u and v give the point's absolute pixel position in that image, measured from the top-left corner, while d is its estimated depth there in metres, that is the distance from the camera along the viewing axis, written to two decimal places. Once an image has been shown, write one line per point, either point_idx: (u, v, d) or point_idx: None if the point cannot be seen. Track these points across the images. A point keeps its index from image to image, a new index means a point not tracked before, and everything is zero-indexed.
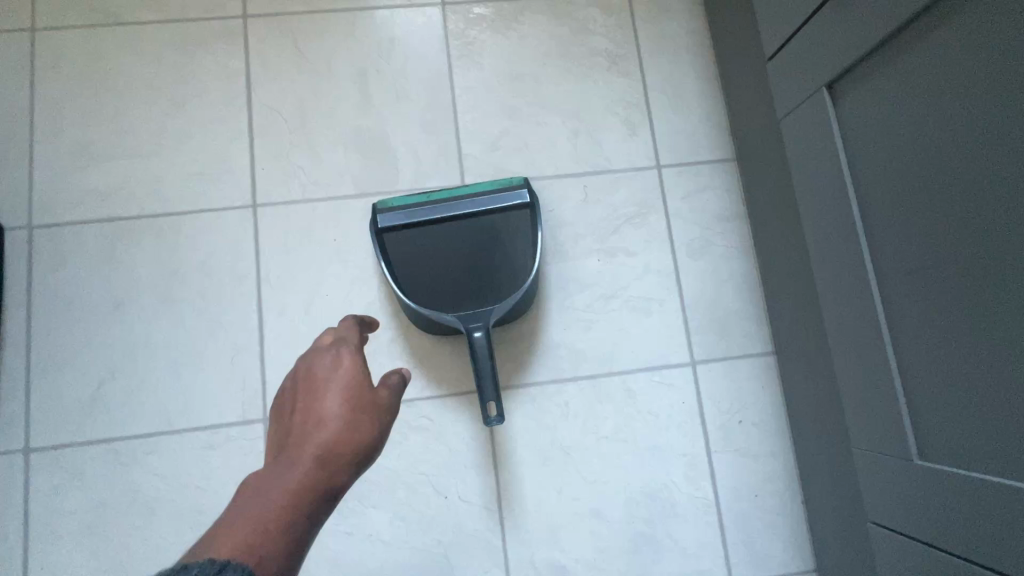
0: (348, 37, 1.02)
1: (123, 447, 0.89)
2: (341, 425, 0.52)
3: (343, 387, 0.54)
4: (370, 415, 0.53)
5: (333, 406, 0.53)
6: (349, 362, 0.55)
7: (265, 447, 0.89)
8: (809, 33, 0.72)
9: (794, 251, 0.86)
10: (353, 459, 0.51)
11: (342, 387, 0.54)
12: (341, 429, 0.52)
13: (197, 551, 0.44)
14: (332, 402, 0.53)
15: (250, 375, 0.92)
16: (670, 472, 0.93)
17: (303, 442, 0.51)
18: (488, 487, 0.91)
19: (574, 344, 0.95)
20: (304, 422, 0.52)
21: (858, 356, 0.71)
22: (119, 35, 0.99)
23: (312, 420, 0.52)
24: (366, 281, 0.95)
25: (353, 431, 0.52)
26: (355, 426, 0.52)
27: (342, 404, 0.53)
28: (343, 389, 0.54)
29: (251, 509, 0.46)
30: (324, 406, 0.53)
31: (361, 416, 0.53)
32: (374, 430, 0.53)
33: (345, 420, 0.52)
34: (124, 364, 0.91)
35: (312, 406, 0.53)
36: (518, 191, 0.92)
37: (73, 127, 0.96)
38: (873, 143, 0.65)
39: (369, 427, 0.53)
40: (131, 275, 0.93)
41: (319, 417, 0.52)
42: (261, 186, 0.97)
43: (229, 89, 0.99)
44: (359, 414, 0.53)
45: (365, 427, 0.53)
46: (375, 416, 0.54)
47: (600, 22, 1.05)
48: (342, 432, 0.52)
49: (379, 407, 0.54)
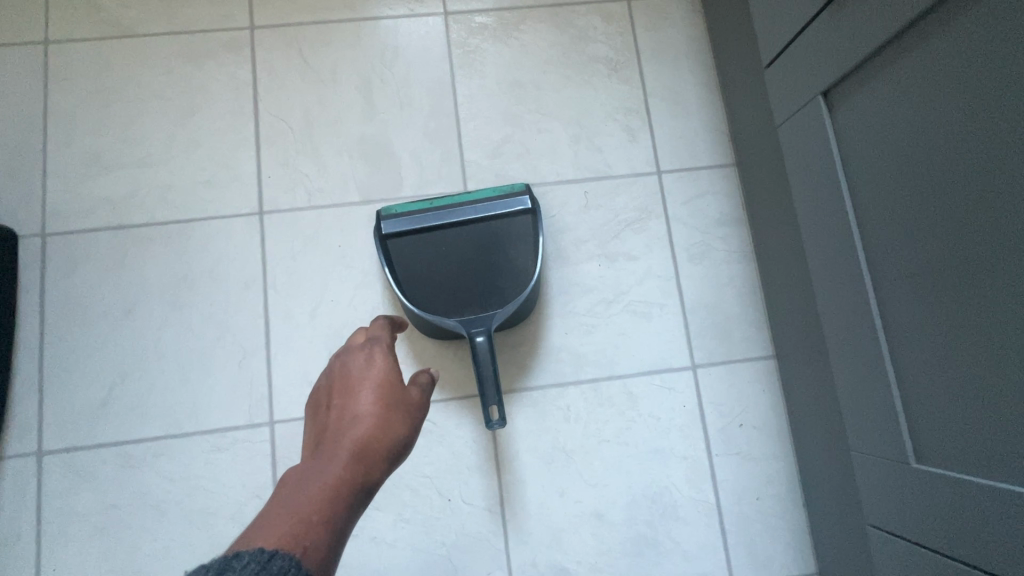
0: (353, 46, 1.04)
1: (133, 450, 0.91)
2: (375, 419, 0.60)
3: (375, 386, 0.63)
4: (400, 410, 0.62)
5: (367, 402, 0.62)
6: (380, 362, 0.65)
7: (272, 449, 0.91)
8: (804, 41, 0.73)
9: (792, 256, 0.87)
10: (386, 450, 0.58)
11: (374, 386, 0.63)
12: (376, 422, 0.60)
13: (250, 536, 0.48)
14: (366, 400, 0.62)
15: (257, 379, 0.93)
16: (671, 475, 0.94)
17: (342, 436, 0.59)
18: (491, 490, 0.92)
19: (575, 348, 0.96)
20: (343, 419, 0.61)
21: (855, 360, 0.72)
22: (129, 46, 1.02)
23: (349, 416, 0.61)
24: (371, 286, 0.97)
25: (386, 425, 0.60)
26: (387, 420, 0.60)
27: (375, 401, 0.62)
28: (375, 387, 0.63)
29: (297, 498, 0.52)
30: (359, 403, 0.62)
31: (392, 412, 0.61)
32: (403, 425, 0.61)
33: (378, 415, 0.60)
34: (134, 368, 0.93)
35: (348, 404, 0.62)
36: (519, 198, 0.94)
37: (85, 137, 0.99)
38: (867, 150, 0.67)
39: (399, 421, 0.61)
40: (141, 282, 0.95)
41: (355, 413, 0.61)
42: (267, 193, 0.99)
43: (236, 99, 1.01)
44: (389, 410, 0.61)
45: (396, 422, 0.61)
46: (404, 412, 0.62)
47: (601, 30, 1.07)
48: (376, 426, 0.59)
49: (408, 404, 0.63)
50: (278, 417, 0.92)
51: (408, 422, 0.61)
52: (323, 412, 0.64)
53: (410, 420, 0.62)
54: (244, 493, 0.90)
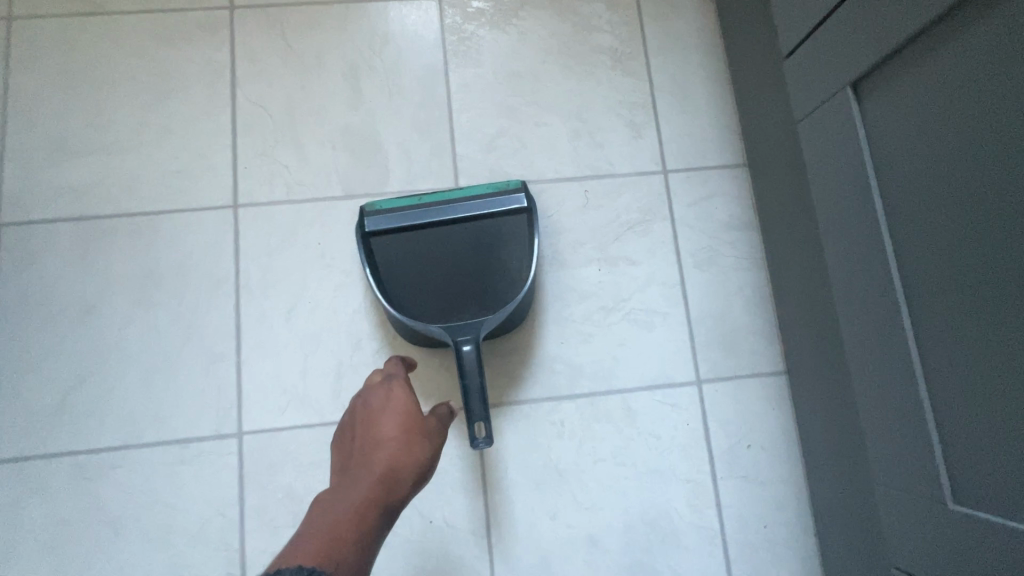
0: (340, 30, 0.97)
1: (88, 460, 0.83)
2: (398, 445, 0.65)
3: (397, 417, 0.68)
4: (421, 437, 0.67)
5: (390, 431, 0.67)
6: (399, 395, 0.70)
7: (240, 462, 0.84)
8: (833, 25, 0.65)
9: (807, 265, 0.80)
10: (409, 476, 0.64)
11: (395, 416, 0.68)
12: (400, 450, 0.65)
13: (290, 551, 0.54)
14: (387, 429, 0.67)
15: (225, 387, 0.86)
16: (672, 498, 0.87)
17: (369, 462, 0.64)
18: (476, 511, 0.85)
19: (571, 359, 0.89)
20: (370, 444, 0.66)
21: (882, 382, 0.65)
22: (99, 24, 0.95)
23: (373, 443, 0.66)
24: (352, 287, 0.90)
25: (408, 452, 0.65)
26: (409, 448, 0.66)
27: (396, 430, 0.67)
28: (396, 416, 0.68)
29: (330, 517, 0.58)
30: (381, 432, 0.67)
31: (413, 440, 0.67)
32: (425, 451, 0.66)
33: (400, 443, 0.66)
34: (93, 371, 0.86)
35: (371, 433, 0.67)
36: (514, 196, 0.86)
37: (48, 120, 0.92)
38: (901, 150, 0.60)
39: (422, 449, 0.66)
40: (104, 278, 0.88)
41: (381, 439, 0.66)
42: (243, 185, 0.91)
43: (213, 83, 0.94)
44: (411, 438, 0.66)
45: (418, 449, 0.66)
46: (426, 440, 0.67)
47: (605, 18, 1.00)
48: (401, 453, 0.65)
49: (429, 432, 0.68)
50: (248, 428, 0.85)
51: (431, 449, 0.67)
52: (348, 440, 0.70)
53: (431, 447, 0.67)
54: (208, 510, 0.83)
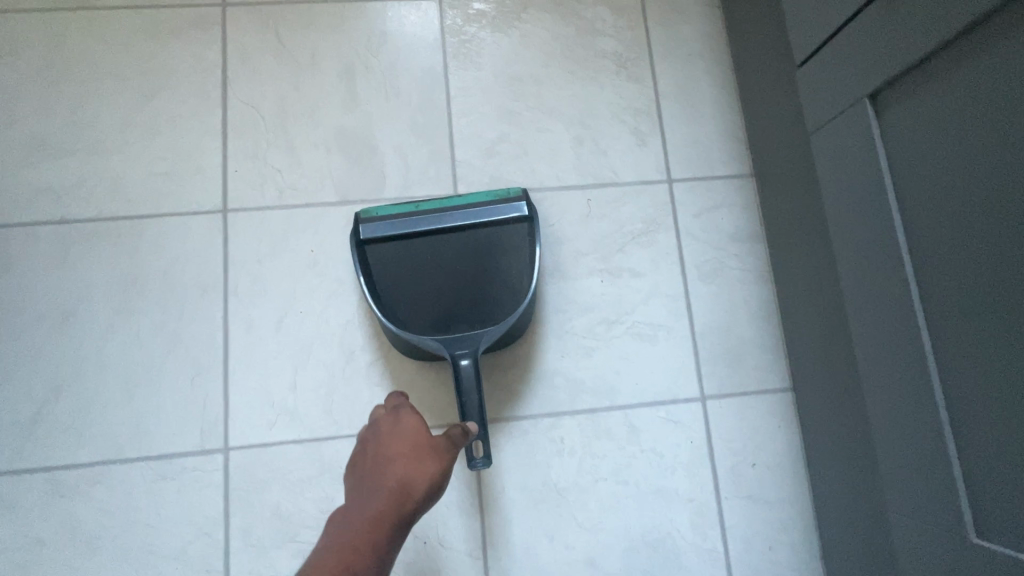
0: (336, 30, 0.94)
1: (64, 476, 0.79)
2: (408, 462, 0.64)
3: (406, 440, 0.66)
4: (431, 460, 0.64)
5: (399, 454, 0.65)
6: (408, 418, 0.68)
7: (226, 480, 0.80)
8: (851, 33, 0.63)
9: (818, 280, 0.77)
10: (420, 493, 0.62)
11: (404, 439, 0.66)
12: (411, 466, 0.64)
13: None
14: (396, 452, 0.65)
15: (211, 400, 0.82)
16: (675, 519, 0.84)
17: (380, 477, 0.64)
18: (472, 531, 0.81)
19: (572, 373, 0.86)
20: (381, 460, 0.65)
21: (899, 405, 0.63)
22: (84, 19, 0.91)
23: (383, 466, 0.65)
24: (345, 297, 0.86)
25: (418, 469, 0.63)
26: (419, 464, 0.64)
27: (405, 454, 0.65)
28: (405, 439, 0.66)
29: (342, 542, 0.59)
30: (390, 455, 0.65)
31: (422, 463, 0.64)
32: (436, 473, 0.64)
33: (409, 467, 0.64)
34: (71, 383, 0.82)
35: (380, 456, 0.66)
36: (514, 204, 0.83)
37: (29, 118, 0.88)
38: (923, 166, 0.58)
39: (433, 466, 0.64)
40: (85, 284, 0.84)
41: (392, 455, 0.65)
42: (233, 189, 0.88)
43: (203, 82, 0.91)
44: (420, 461, 0.64)
45: (429, 465, 0.64)
46: (437, 456, 0.65)
47: (610, 23, 0.97)
48: (411, 469, 0.63)
49: (440, 448, 0.65)
50: (234, 442, 0.81)
51: (442, 466, 0.64)
52: (359, 460, 0.68)
53: (441, 470, 0.64)
54: (191, 529, 0.79)
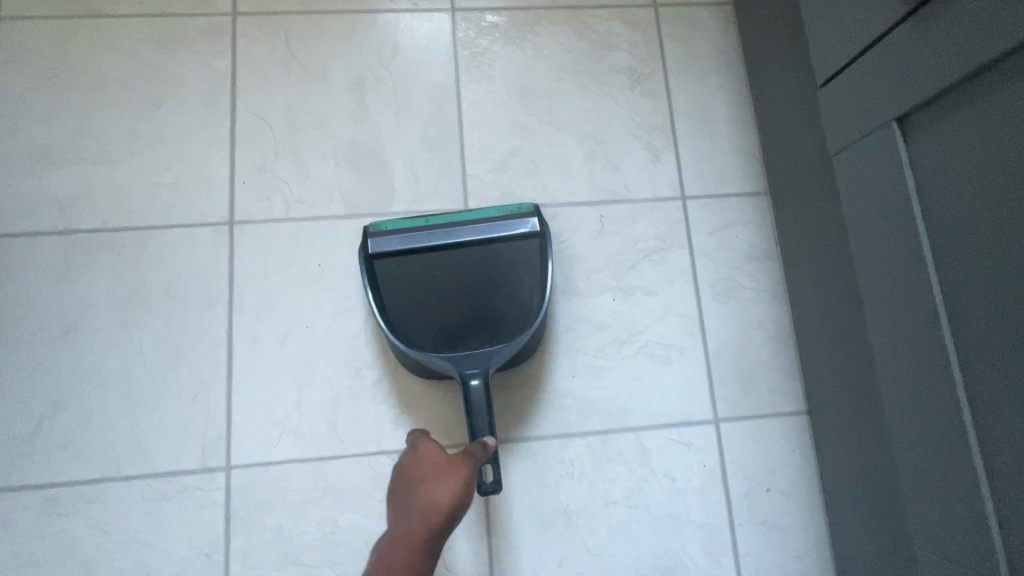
0: (347, 41, 0.93)
1: (61, 494, 0.77)
2: (431, 481, 0.65)
3: (425, 465, 0.67)
4: (450, 479, 0.65)
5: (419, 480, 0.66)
6: (423, 445, 0.69)
7: (226, 499, 0.78)
8: (878, 55, 0.62)
9: (838, 304, 0.75)
10: (442, 514, 0.63)
11: (422, 465, 0.67)
12: (433, 485, 0.65)
13: None
14: (417, 478, 0.66)
15: (213, 417, 0.80)
16: (686, 545, 0.81)
17: (408, 498, 0.65)
18: (478, 556, 0.79)
19: (583, 394, 0.84)
20: (408, 482, 0.67)
21: (926, 436, 0.61)
22: (93, 27, 0.90)
23: (406, 492, 0.66)
24: (352, 312, 0.84)
25: (440, 487, 0.64)
26: (440, 483, 0.65)
27: (424, 478, 0.66)
28: (423, 464, 0.67)
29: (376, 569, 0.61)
30: (412, 481, 0.66)
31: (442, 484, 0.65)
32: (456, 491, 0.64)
33: (428, 490, 0.65)
34: (71, 397, 0.80)
35: (403, 483, 0.67)
36: (525, 220, 0.81)
37: (34, 126, 0.86)
38: (954, 192, 0.56)
39: (454, 483, 0.64)
40: (87, 297, 0.82)
41: (414, 481, 0.66)
42: (240, 201, 0.86)
43: (211, 92, 0.89)
44: (439, 482, 0.65)
45: (450, 483, 0.64)
46: (457, 473, 0.65)
47: (624, 37, 0.96)
48: (433, 488, 0.64)
49: (460, 464, 0.66)
50: (236, 461, 0.79)
51: (463, 482, 0.65)
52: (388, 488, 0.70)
53: (461, 488, 0.64)
54: (190, 551, 0.77)
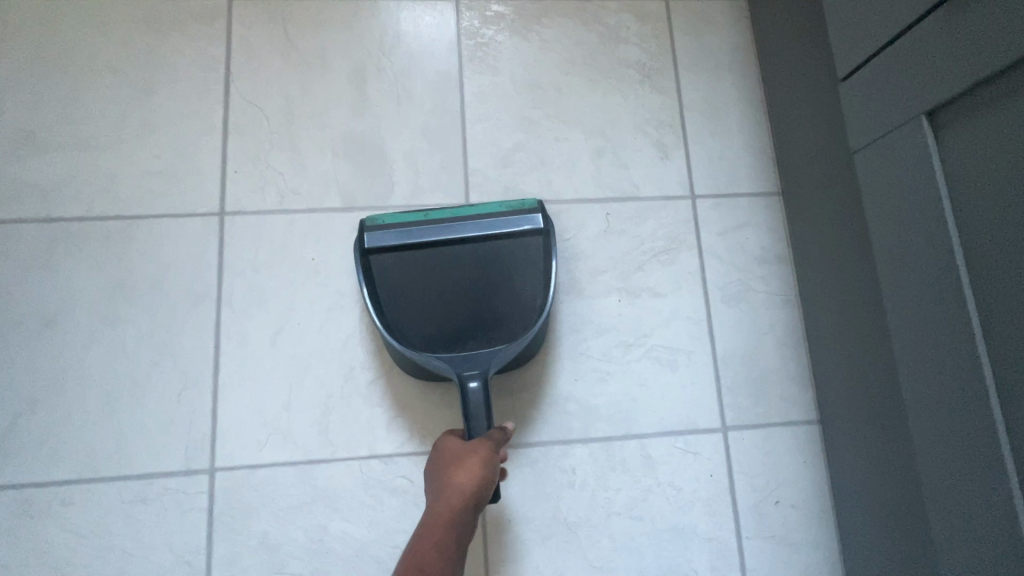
0: (348, 28, 0.89)
1: (36, 496, 0.73)
2: (452, 467, 0.62)
3: (448, 451, 0.65)
4: (473, 459, 0.63)
5: (444, 465, 0.64)
6: (447, 436, 0.68)
7: (210, 504, 0.74)
8: (906, 47, 0.59)
9: (857, 310, 0.72)
10: (468, 491, 0.60)
11: (447, 451, 0.65)
12: (454, 469, 0.62)
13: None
14: (441, 465, 0.64)
15: (198, 417, 0.77)
16: (692, 560, 0.78)
17: (433, 489, 0.63)
18: (474, 568, 0.75)
19: (586, 399, 0.81)
20: (433, 476, 0.64)
21: (954, 451, 0.57)
22: (82, 8, 0.86)
23: (433, 480, 0.64)
24: (346, 310, 0.81)
25: (461, 470, 0.62)
26: (461, 466, 0.62)
27: (448, 461, 0.64)
28: (447, 451, 0.65)
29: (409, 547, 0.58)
30: (438, 469, 0.64)
31: (465, 464, 0.62)
32: (479, 470, 0.62)
33: (453, 471, 0.62)
34: (48, 393, 0.76)
35: (430, 474, 0.65)
36: (529, 216, 0.78)
37: (17, 110, 0.83)
38: (988, 190, 0.53)
39: (475, 465, 0.62)
40: (68, 289, 0.79)
41: (439, 469, 0.64)
42: (232, 192, 0.83)
43: (204, 78, 0.86)
44: (462, 462, 0.62)
45: (471, 464, 0.62)
46: (476, 455, 0.63)
47: (634, 30, 0.93)
48: (454, 473, 0.62)
49: (479, 446, 0.64)
50: (220, 464, 0.75)
51: (484, 461, 0.62)
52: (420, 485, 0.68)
53: (485, 466, 0.62)
54: (170, 558, 0.73)
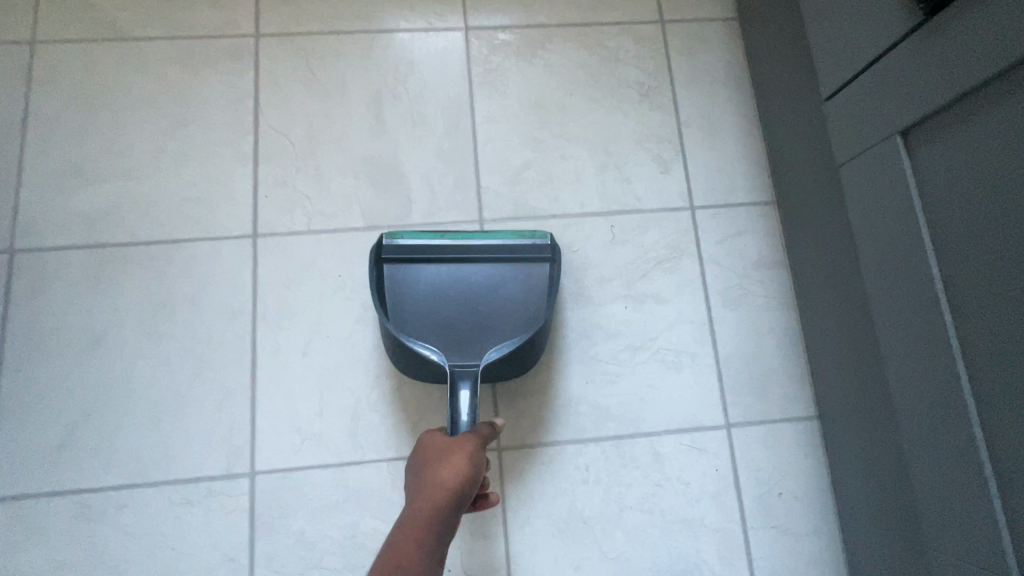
0: (366, 58, 0.96)
1: (91, 500, 0.79)
2: (437, 463, 0.65)
3: (434, 447, 0.68)
4: (458, 455, 0.65)
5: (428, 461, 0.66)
6: (432, 434, 0.70)
7: (251, 504, 0.80)
8: (880, 72, 0.64)
9: (847, 313, 0.77)
10: (451, 485, 0.63)
11: (433, 447, 0.68)
12: (437, 466, 0.65)
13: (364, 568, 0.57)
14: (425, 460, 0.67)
15: (237, 423, 0.83)
16: (700, 549, 0.83)
17: (417, 483, 0.65)
18: (496, 561, 0.81)
19: (598, 400, 0.86)
20: (417, 471, 0.67)
21: (936, 443, 0.62)
22: (121, 48, 0.94)
23: (417, 475, 0.66)
24: (371, 322, 0.87)
25: (446, 465, 0.64)
26: (446, 462, 0.65)
27: (433, 457, 0.66)
28: (432, 447, 0.68)
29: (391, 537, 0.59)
30: (422, 465, 0.66)
31: (451, 460, 0.65)
32: (466, 466, 0.65)
33: (437, 466, 0.65)
34: (99, 405, 0.83)
35: (415, 469, 0.67)
36: (538, 246, 0.84)
37: (66, 145, 0.90)
38: (954, 202, 0.59)
39: (460, 462, 0.65)
40: (115, 308, 0.85)
41: (424, 464, 0.66)
42: (263, 214, 0.89)
43: (235, 109, 0.93)
44: (447, 458, 0.65)
45: (456, 460, 0.65)
46: (462, 451, 0.66)
47: (633, 52, 0.99)
48: (439, 469, 0.64)
49: (464, 442, 0.67)
50: (260, 467, 0.82)
51: (469, 458, 0.65)
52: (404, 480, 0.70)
53: (469, 463, 0.65)
54: (215, 555, 0.79)
